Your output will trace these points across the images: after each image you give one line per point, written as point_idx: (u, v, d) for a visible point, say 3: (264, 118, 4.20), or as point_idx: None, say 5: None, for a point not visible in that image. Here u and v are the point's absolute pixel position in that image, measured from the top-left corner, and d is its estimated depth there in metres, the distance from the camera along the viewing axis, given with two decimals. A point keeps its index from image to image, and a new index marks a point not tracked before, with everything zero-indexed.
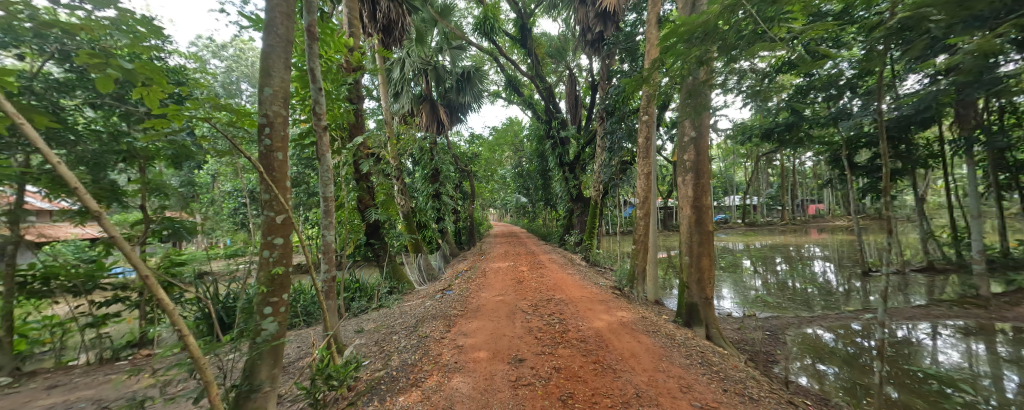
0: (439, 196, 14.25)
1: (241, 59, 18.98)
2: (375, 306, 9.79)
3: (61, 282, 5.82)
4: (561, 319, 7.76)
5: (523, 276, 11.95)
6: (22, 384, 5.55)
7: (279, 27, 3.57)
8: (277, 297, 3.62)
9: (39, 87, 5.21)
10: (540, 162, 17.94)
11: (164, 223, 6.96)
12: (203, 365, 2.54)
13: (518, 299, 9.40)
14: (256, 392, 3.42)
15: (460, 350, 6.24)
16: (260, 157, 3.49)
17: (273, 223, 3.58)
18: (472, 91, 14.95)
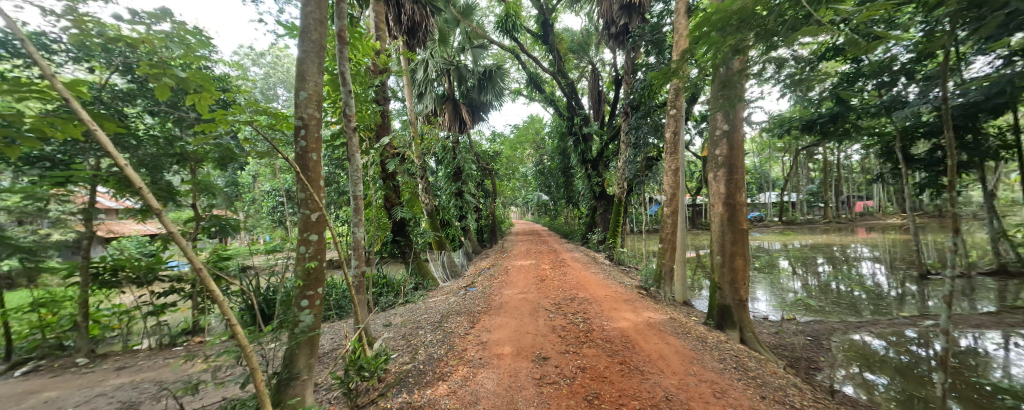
0: (462, 194, 14.36)
1: (277, 66, 20.05)
2: (401, 301, 9.93)
3: (126, 273, 6.48)
4: (585, 318, 7.67)
5: (546, 274, 11.92)
6: (96, 365, 6.24)
7: (313, 34, 3.78)
8: (313, 291, 3.81)
9: (107, 96, 5.85)
10: (562, 159, 17.68)
11: (213, 220, 7.56)
12: (249, 354, 2.71)
13: (541, 297, 9.37)
14: (294, 380, 3.67)
15: (483, 346, 6.33)
16: (297, 158, 3.73)
17: (308, 221, 3.77)
18: (494, 89, 14.96)
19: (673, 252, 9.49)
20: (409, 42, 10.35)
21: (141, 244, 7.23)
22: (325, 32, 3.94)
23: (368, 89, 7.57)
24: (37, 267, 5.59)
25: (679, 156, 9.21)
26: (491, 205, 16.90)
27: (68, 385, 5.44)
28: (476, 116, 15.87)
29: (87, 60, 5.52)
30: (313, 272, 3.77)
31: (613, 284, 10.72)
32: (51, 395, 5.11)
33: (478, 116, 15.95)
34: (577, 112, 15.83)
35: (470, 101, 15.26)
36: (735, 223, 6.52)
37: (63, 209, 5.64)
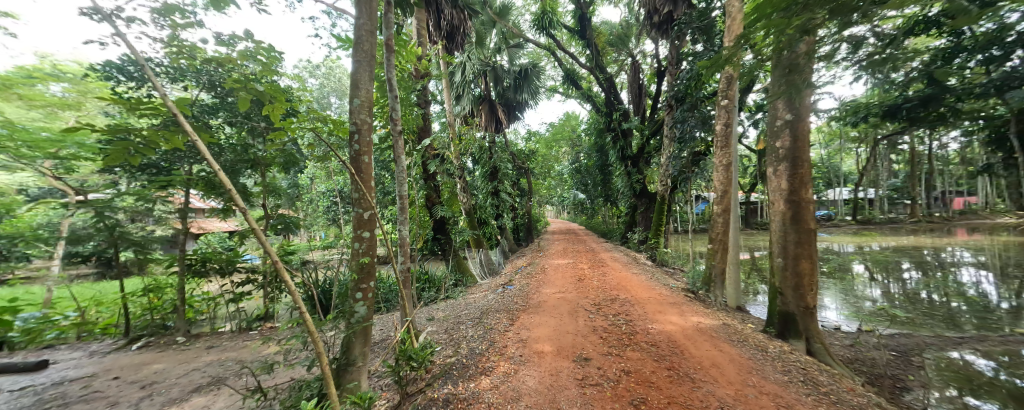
0: (497, 193, 14.28)
1: (331, 76, 21.70)
2: (442, 296, 10.11)
3: (213, 265, 7.25)
4: (628, 320, 7.14)
5: (584, 274, 11.48)
6: (192, 343, 7.23)
7: (364, 44, 4.02)
8: (366, 285, 4.01)
9: (197, 111, 6.76)
10: (599, 156, 17.12)
11: (279, 218, 8.31)
12: (316, 339, 3.00)
13: (580, 297, 8.96)
14: (350, 366, 4.03)
15: (523, 343, 6.12)
16: (351, 161, 3.99)
17: (362, 218, 4.01)
18: (528, 88, 14.80)
19: (725, 252, 8.48)
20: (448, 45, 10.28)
21: (223, 239, 8.12)
22: (374, 41, 4.14)
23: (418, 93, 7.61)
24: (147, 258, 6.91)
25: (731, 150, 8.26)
26: (528, 204, 16.85)
27: (171, 359, 6.40)
28: (511, 115, 15.76)
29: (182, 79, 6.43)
30: (363, 263, 4.00)
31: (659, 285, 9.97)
32: (159, 368, 6.00)
33: (513, 115, 15.85)
34: (617, 107, 15.12)
35: (506, 101, 15.19)
36: (800, 226, 5.49)
37: (164, 208, 6.76)
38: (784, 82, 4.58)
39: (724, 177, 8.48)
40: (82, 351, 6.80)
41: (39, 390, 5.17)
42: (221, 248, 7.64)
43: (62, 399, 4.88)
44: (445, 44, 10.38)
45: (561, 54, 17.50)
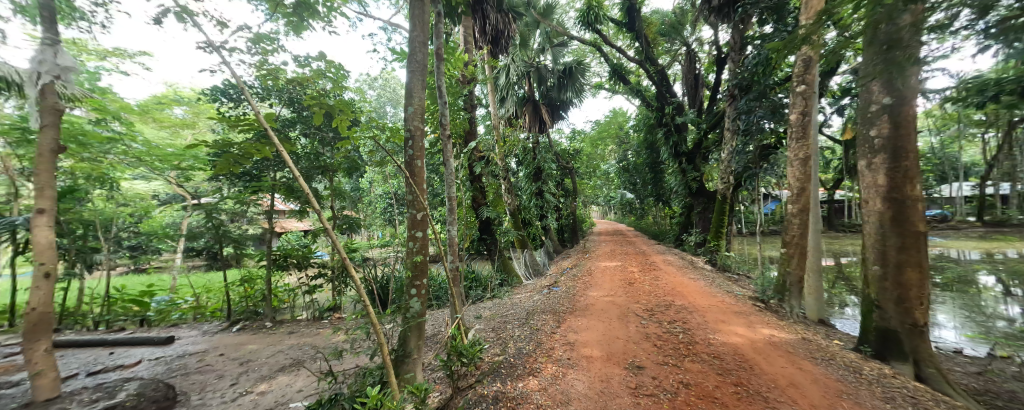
0: (542, 193, 11.69)
1: (388, 87, 23.03)
2: (489, 296, 6.99)
3: (294, 260, 6.72)
4: (685, 329, 4.57)
5: (635, 280, 7.70)
6: (278, 328, 6.59)
7: (418, 12, 3.05)
8: (421, 281, 2.99)
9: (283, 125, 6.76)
10: (651, 153, 15.66)
11: (345, 219, 7.61)
12: (377, 328, 2.20)
13: (629, 302, 5.87)
14: (408, 359, 3.00)
15: (572, 346, 4.06)
16: (404, 165, 2.93)
17: (416, 218, 2.99)
18: (574, 86, 12.14)
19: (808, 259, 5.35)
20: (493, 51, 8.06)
21: (300, 235, 8.01)
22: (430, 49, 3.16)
23: (466, 92, 6.84)
24: (242, 253, 7.27)
25: (810, 141, 5.26)
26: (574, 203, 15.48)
27: (264, 340, 5.79)
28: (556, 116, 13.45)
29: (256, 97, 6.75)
30: (415, 254, 2.94)
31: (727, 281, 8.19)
32: (258, 346, 5.48)
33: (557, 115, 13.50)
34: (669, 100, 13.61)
35: (551, 101, 12.71)
36: (903, 230, 3.31)
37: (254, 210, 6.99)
38: (877, 62, 2.91)
39: (800, 172, 5.34)
40: (202, 328, 6.80)
41: (170, 361, 4.99)
42: (297, 245, 7.10)
43: (182, 370, 4.57)
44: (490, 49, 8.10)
45: (607, 49, 16.31)
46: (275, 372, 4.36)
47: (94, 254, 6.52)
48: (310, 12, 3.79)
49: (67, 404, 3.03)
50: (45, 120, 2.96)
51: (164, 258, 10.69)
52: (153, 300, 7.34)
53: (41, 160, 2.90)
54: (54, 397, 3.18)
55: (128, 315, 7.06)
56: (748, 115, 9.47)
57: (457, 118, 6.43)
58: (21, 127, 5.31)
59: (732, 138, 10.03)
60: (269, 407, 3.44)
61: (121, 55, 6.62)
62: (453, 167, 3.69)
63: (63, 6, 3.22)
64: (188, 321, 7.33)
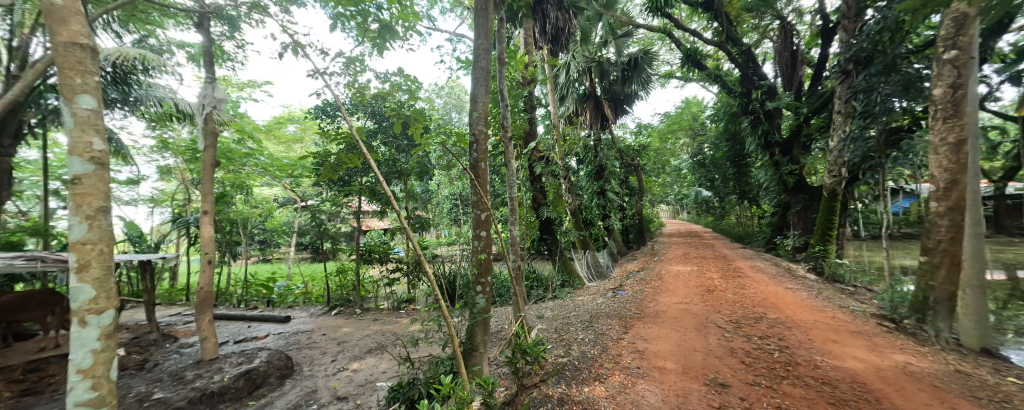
0: (606, 193, 9.68)
1: (454, 95, 23.73)
2: (551, 296, 6.81)
3: (376, 256, 7.49)
4: (782, 346, 3.48)
5: (712, 285, 6.03)
6: (365, 314, 7.39)
7: (482, 20, 3.22)
8: (486, 279, 3.08)
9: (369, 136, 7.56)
10: (733, 147, 11.40)
11: (416, 218, 8.09)
12: (449, 320, 2.28)
13: (705, 310, 4.72)
14: (475, 352, 3.08)
15: (642, 355, 3.51)
16: (468, 169, 3.17)
17: (480, 219, 3.12)
18: (640, 78, 9.23)
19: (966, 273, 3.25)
20: (554, 50, 7.78)
21: (381, 232, 8.80)
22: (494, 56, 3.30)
23: (526, 93, 6.69)
24: (336, 247, 8.28)
25: (968, 120, 3.23)
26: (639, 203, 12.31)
27: (355, 325, 6.55)
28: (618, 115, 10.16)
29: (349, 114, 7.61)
30: (480, 253, 3.05)
31: (833, 289, 5.47)
32: (349, 330, 6.21)
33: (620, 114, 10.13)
34: (759, 82, 8.62)
35: (614, 97, 9.82)
36: None
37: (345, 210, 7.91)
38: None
39: (951, 159, 3.26)
40: (308, 311, 7.90)
41: (287, 336, 5.98)
42: (379, 241, 7.92)
43: (297, 344, 5.44)
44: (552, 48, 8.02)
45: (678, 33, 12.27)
46: (365, 354, 4.93)
47: (235, 246, 8.06)
48: (390, 33, 4.22)
49: (223, 364, 3.94)
50: (206, 140, 3.76)
51: (282, 250, 12.60)
52: (273, 287, 8.76)
53: (205, 175, 3.68)
54: (215, 357, 4.11)
55: (257, 297, 8.55)
56: (864, 95, 5.47)
57: (517, 119, 6.33)
58: (189, 147, 6.79)
59: (845, 125, 6.18)
60: (360, 384, 3.94)
61: (252, 86, 8.05)
62: (514, 168, 3.80)
63: (216, 50, 4.04)
64: (299, 304, 8.54)
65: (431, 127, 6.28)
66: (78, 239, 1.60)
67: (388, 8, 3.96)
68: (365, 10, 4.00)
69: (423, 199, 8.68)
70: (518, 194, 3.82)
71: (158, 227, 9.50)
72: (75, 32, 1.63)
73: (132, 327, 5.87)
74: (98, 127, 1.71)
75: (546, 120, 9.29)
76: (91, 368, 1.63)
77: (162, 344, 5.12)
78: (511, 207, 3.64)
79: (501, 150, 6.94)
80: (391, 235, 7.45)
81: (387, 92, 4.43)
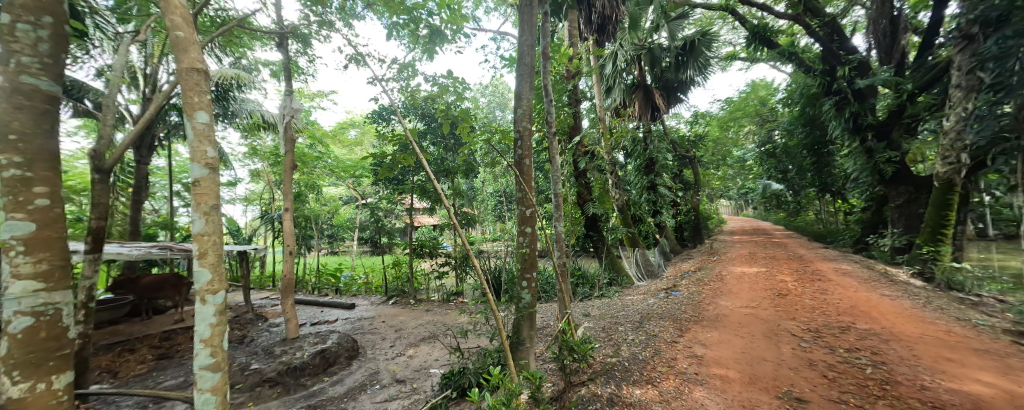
0: (656, 188, 9.07)
1: (498, 93, 23.81)
2: (597, 294, 6.67)
3: (428, 250, 7.94)
4: (876, 361, 2.91)
5: (782, 286, 5.20)
6: (418, 305, 7.83)
7: (528, 17, 3.24)
8: (531, 275, 3.12)
9: (422, 137, 7.97)
10: (812, 134, 8.20)
11: (462, 215, 8.33)
12: (497, 312, 2.28)
13: (774, 315, 4.12)
14: (522, 346, 3.15)
15: (700, 360, 3.19)
16: (514, 166, 3.24)
17: (524, 216, 3.16)
18: (696, 63, 8.18)
19: None
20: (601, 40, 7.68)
21: (431, 228, 9.21)
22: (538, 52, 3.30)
23: (571, 87, 6.49)
24: (392, 241, 8.83)
25: None
26: (695, 198, 10.82)
27: (410, 315, 6.96)
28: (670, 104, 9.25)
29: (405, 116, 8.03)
30: (525, 249, 3.11)
31: (949, 297, 4.20)
32: (405, 319, 6.66)
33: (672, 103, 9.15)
34: (847, 57, 6.57)
35: (665, 85, 8.88)
36: None
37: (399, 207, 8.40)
38: None
39: None
40: (369, 299, 8.56)
41: (351, 321, 6.53)
42: (429, 237, 8.34)
43: (361, 329, 5.96)
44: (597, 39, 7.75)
45: (744, 8, 10.49)
46: (418, 343, 5.22)
47: (309, 239, 8.97)
48: (439, 39, 4.40)
49: (303, 343, 4.52)
50: (287, 147, 4.26)
51: (346, 243, 13.67)
52: (340, 276, 9.65)
53: (286, 177, 4.16)
54: (296, 336, 4.72)
55: (328, 285, 9.46)
56: (996, 63, 3.99)
57: (562, 114, 6.11)
58: (273, 153, 7.74)
59: (967, 101, 4.60)
60: (416, 369, 4.24)
61: (322, 96, 8.83)
62: (558, 164, 3.82)
63: (293, 65, 4.60)
64: (362, 293, 9.25)
65: (477, 126, 6.46)
66: (198, 231, 1.93)
67: (438, 12, 4.16)
68: (417, 17, 4.22)
69: (469, 196, 8.91)
70: (563, 191, 3.87)
71: (249, 222, 10.86)
72: (193, 59, 1.94)
73: (235, 307, 6.85)
74: (211, 138, 2.04)
75: (591, 114, 8.97)
76: (210, 339, 1.94)
77: (255, 322, 5.91)
78: (557, 203, 3.66)
79: (546, 145, 6.91)
80: (441, 231, 7.82)
81: (437, 94, 4.67)
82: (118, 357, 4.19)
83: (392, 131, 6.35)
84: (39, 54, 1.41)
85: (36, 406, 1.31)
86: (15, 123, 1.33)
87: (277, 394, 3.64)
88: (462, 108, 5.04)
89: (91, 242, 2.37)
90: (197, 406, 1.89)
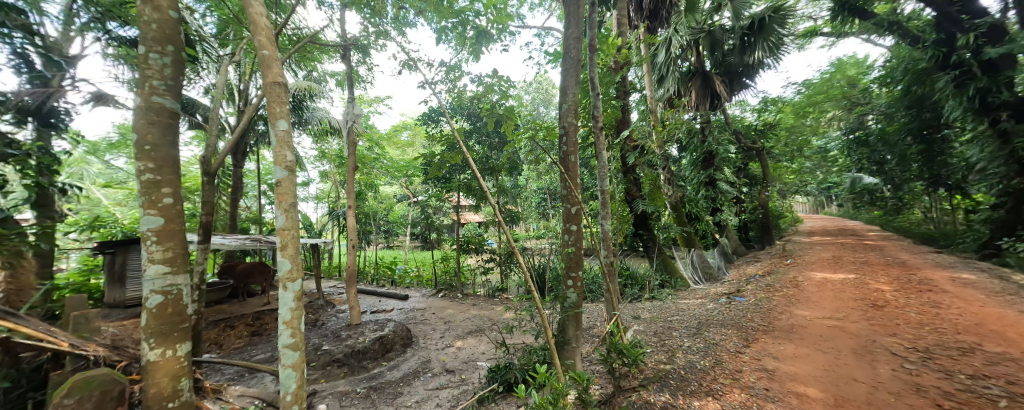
0: (716, 183, 7.94)
1: (542, 89, 23.54)
2: (647, 297, 6.40)
3: (473, 247, 8.18)
4: (1015, 393, 2.42)
5: (876, 295, 4.58)
6: (465, 299, 8.10)
7: (574, 7, 3.23)
8: (576, 274, 3.14)
9: (469, 136, 8.19)
10: (919, 116, 6.33)
11: (506, 212, 8.40)
12: (542, 309, 2.27)
13: (867, 329, 3.66)
14: (568, 345, 3.17)
15: (769, 375, 2.96)
16: (558, 163, 3.24)
17: (569, 214, 3.18)
18: (767, 43, 6.99)
19: None
20: (653, 26, 7.46)
21: (477, 224, 9.40)
22: (584, 43, 3.29)
23: (620, 79, 6.24)
24: (440, 238, 9.17)
25: None
26: (762, 196, 8.76)
27: (459, 308, 7.22)
28: (733, 91, 8.28)
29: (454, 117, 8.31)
30: (571, 247, 3.12)
31: None
32: (454, 312, 6.92)
33: (737, 89, 8.21)
34: (972, 21, 5.10)
35: (727, 70, 7.95)
36: None
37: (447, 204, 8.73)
38: None
39: None
40: (421, 291, 9.01)
41: (405, 311, 6.93)
42: (474, 233, 8.57)
43: (415, 319, 6.34)
44: (649, 25, 7.42)
45: None
46: (467, 336, 5.40)
47: (367, 234, 9.63)
48: (484, 39, 4.49)
49: (365, 329, 4.96)
50: (350, 149, 4.62)
51: (400, 238, 14.44)
52: (395, 269, 10.26)
53: (349, 176, 4.50)
54: (359, 323, 5.16)
55: (384, 277, 10.12)
56: None
57: (609, 108, 5.74)
58: (338, 155, 8.48)
59: None
60: (464, 361, 4.41)
61: (379, 100, 9.43)
62: (604, 159, 3.77)
63: (355, 74, 5.03)
64: (414, 285, 9.74)
65: (519, 123, 6.49)
66: (280, 225, 2.18)
67: (485, 13, 4.28)
68: (465, 19, 4.38)
69: (513, 193, 8.95)
70: (609, 187, 3.84)
71: (318, 218, 11.91)
72: (275, 73, 2.19)
73: (309, 293, 7.58)
74: (289, 144, 2.30)
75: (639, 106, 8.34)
76: (290, 321, 2.19)
77: (325, 308, 6.51)
78: (605, 199, 3.64)
79: (592, 142, 6.73)
80: (486, 229, 8.02)
81: (483, 93, 4.77)
82: (222, 332, 4.91)
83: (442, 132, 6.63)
84: (165, 77, 1.70)
85: (164, 368, 1.60)
86: (150, 136, 1.63)
87: (344, 374, 4.02)
88: (507, 107, 5.09)
89: (202, 234, 2.78)
90: (280, 379, 2.14)
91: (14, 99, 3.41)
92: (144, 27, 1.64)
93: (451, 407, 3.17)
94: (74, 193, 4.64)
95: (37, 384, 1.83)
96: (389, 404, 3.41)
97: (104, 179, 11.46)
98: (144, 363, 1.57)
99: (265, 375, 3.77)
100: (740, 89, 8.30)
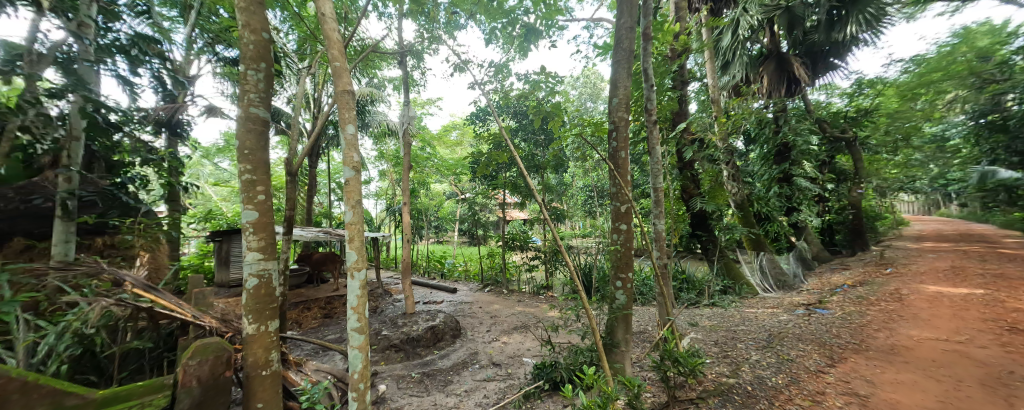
0: (792, 179, 7.41)
1: (590, 84, 22.97)
2: (706, 302, 6.05)
3: (519, 244, 8.26)
4: None
5: (1015, 317, 3.91)
6: (511, 295, 8.23)
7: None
8: (626, 275, 3.09)
9: (517, 134, 8.26)
10: None
11: (552, 209, 8.37)
12: (590, 309, 2.21)
13: (999, 357, 3.16)
14: (617, 349, 3.11)
15: (860, 400, 2.66)
16: (608, 159, 3.20)
17: (619, 212, 3.13)
18: (863, 15, 6.14)
19: None
20: (715, 9, 7.03)
21: (523, 222, 9.46)
22: (637, 33, 3.21)
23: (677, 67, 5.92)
24: (489, 235, 9.37)
25: None
26: (852, 193, 7.84)
27: (506, 304, 7.35)
28: (815, 74, 7.39)
29: (504, 115, 8.45)
30: (619, 246, 3.09)
31: None
32: (500, 307, 7.09)
33: (820, 72, 7.29)
34: None
35: (809, 50, 7.12)
36: None
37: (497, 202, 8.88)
38: None
39: None
40: (469, 286, 9.32)
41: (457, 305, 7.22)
42: (522, 230, 8.65)
43: (465, 313, 6.59)
44: (710, 7, 6.96)
45: None
46: (518, 332, 5.47)
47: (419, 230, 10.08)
48: (532, 36, 4.54)
49: (418, 319, 5.28)
50: (406, 149, 4.89)
51: (449, 234, 14.95)
52: (444, 263, 10.73)
53: (405, 175, 4.79)
54: (414, 312, 5.51)
55: (434, 269, 10.61)
56: None
57: (663, 100, 5.31)
58: (395, 156, 8.98)
59: None
60: (510, 356, 4.51)
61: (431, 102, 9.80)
62: (658, 155, 3.65)
63: (410, 78, 5.31)
64: (462, 280, 10.07)
65: (567, 119, 6.41)
66: (349, 220, 2.40)
67: (535, 10, 4.32)
68: (514, 18, 4.44)
69: (558, 192, 8.87)
70: (663, 183, 3.71)
71: (376, 214, 12.71)
72: (344, 82, 2.40)
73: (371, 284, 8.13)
74: (356, 146, 2.52)
75: (700, 96, 7.81)
76: (357, 306, 2.40)
77: (385, 298, 6.96)
78: (658, 195, 3.51)
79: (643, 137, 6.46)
80: (533, 226, 8.06)
81: (529, 91, 4.81)
82: (299, 315, 5.50)
83: (491, 132, 6.76)
84: (259, 91, 1.96)
85: (259, 340, 1.86)
86: (248, 142, 1.90)
87: (400, 358, 4.34)
88: (555, 103, 5.08)
89: (285, 228, 3.14)
90: (349, 358, 2.37)
91: (153, 114, 4.06)
92: (244, 48, 1.91)
93: (498, 400, 3.30)
94: (194, 190, 5.41)
95: (170, 346, 2.24)
96: (440, 391, 3.62)
97: (211, 178, 13.39)
98: (246, 336, 1.85)
99: (335, 354, 4.18)
100: (825, 71, 7.36)
